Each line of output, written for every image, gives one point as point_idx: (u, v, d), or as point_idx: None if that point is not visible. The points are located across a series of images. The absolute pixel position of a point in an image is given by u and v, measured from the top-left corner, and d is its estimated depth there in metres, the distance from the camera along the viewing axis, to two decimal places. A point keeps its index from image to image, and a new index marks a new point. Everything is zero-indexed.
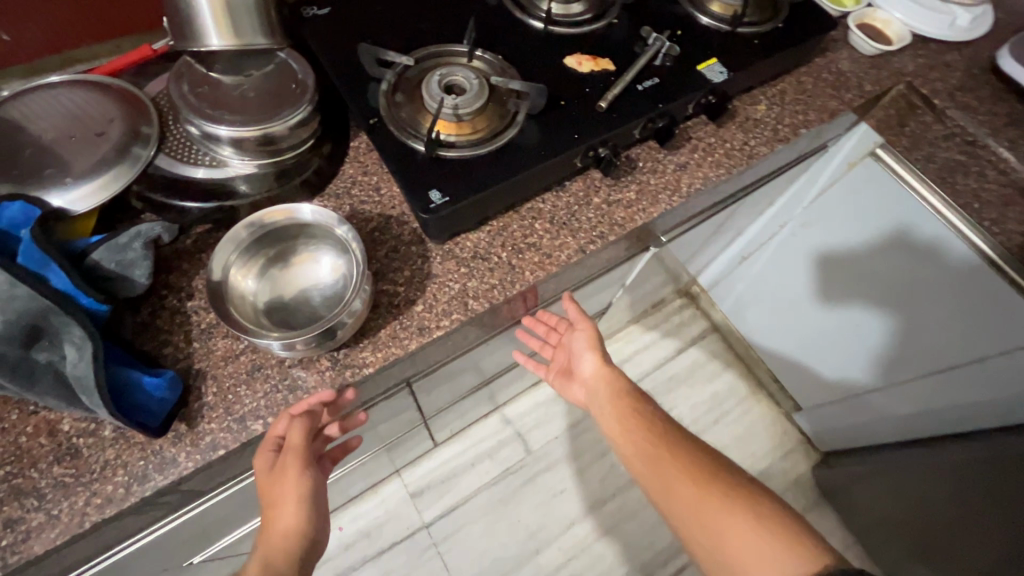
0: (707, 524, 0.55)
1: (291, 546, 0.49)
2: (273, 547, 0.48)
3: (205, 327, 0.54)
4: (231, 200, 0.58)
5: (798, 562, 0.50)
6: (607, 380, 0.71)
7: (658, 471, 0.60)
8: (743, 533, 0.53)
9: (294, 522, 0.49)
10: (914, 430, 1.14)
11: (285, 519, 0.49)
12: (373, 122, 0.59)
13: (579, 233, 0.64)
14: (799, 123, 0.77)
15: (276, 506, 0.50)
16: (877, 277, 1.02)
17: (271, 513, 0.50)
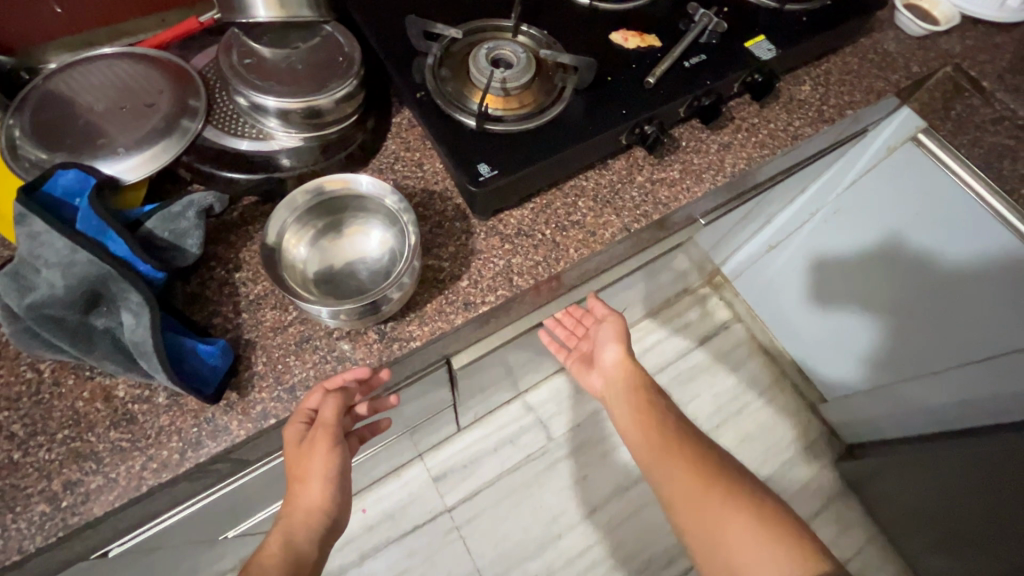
0: (710, 523, 0.54)
1: (312, 523, 0.50)
2: (297, 523, 0.49)
3: (253, 298, 0.54)
4: (277, 172, 0.58)
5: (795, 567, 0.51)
6: (625, 369, 0.69)
7: (665, 467, 0.59)
8: (745, 535, 0.53)
9: (318, 501, 0.50)
10: (942, 424, 1.13)
11: (311, 496, 0.50)
12: (419, 96, 0.59)
13: (623, 212, 0.63)
14: (844, 104, 0.76)
15: (303, 481, 0.50)
16: (909, 265, 1.01)
17: (298, 488, 0.50)
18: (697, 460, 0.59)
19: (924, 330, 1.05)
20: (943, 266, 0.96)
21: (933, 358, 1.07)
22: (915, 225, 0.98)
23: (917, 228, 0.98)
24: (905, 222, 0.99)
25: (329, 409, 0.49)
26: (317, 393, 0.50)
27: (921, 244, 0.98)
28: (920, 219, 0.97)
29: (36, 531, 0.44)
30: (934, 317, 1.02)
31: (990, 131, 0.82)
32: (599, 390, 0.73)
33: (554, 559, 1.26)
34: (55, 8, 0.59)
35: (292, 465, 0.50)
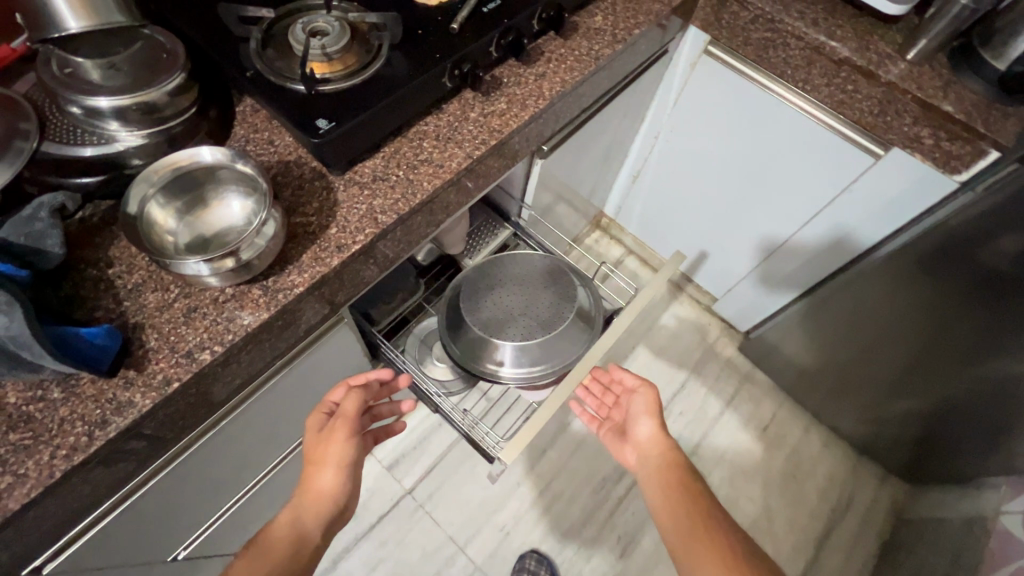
0: None
1: (322, 503, 0.68)
2: (309, 497, 0.68)
3: (132, 286, 0.57)
4: (130, 170, 0.62)
5: None
6: (659, 446, 0.82)
7: (696, 554, 0.67)
8: None
9: (331, 484, 0.69)
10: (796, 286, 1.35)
11: (326, 481, 0.69)
12: (249, 75, 0.64)
13: (464, 143, 0.72)
14: (632, 25, 0.90)
15: (320, 464, 0.70)
16: (740, 157, 1.23)
17: (317, 471, 0.70)
18: (727, 553, 0.66)
19: (767, 209, 1.28)
20: (763, 151, 1.17)
21: (779, 230, 1.29)
22: (733, 124, 1.18)
23: (733, 125, 1.18)
24: (725, 123, 1.19)
25: (350, 402, 0.75)
26: (339, 392, 0.77)
27: (743, 139, 1.19)
28: (733, 118, 1.17)
29: None
30: (771, 195, 1.24)
31: (753, 29, 1.00)
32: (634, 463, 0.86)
33: (518, 506, 1.34)
34: None
35: (312, 449, 0.72)
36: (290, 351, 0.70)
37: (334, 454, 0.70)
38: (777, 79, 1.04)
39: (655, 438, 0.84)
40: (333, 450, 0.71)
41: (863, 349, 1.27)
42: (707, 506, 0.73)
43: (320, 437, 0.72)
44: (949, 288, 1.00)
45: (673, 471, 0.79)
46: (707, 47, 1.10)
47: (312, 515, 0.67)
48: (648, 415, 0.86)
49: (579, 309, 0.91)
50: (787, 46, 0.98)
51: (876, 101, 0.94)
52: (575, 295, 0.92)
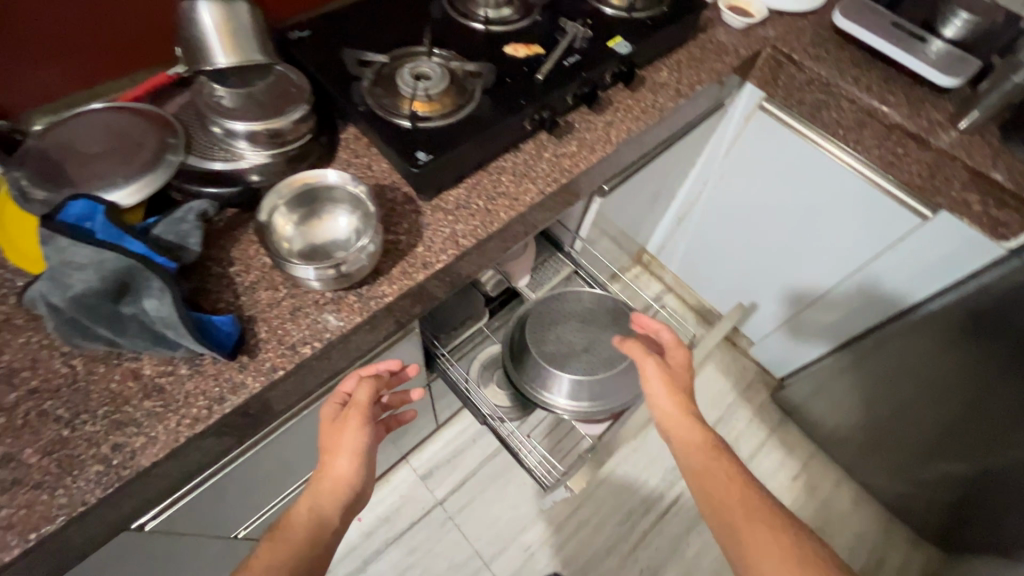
0: None
1: (338, 491, 0.64)
2: (324, 486, 0.64)
3: (248, 284, 0.66)
4: (248, 184, 0.71)
5: None
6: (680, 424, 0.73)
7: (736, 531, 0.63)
8: None
9: (345, 472, 0.64)
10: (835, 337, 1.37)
11: (339, 468, 0.64)
12: (360, 109, 0.74)
13: (538, 180, 0.80)
14: (694, 82, 0.97)
15: (334, 453, 0.65)
16: (787, 208, 1.27)
17: (330, 459, 0.65)
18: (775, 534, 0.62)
19: (810, 259, 1.31)
20: (811, 203, 1.22)
21: (821, 279, 1.32)
22: (781, 176, 1.23)
23: (783, 178, 1.23)
24: (774, 175, 1.25)
25: (363, 391, 0.69)
26: (352, 380, 0.71)
27: (791, 191, 1.24)
28: (783, 171, 1.22)
29: (94, 485, 0.53)
30: (816, 246, 1.28)
31: (808, 91, 1.07)
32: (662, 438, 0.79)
33: (545, 528, 1.36)
34: (44, 76, 0.71)
35: (325, 438, 0.67)
36: (366, 354, 0.77)
37: (346, 442, 0.65)
38: (829, 138, 1.10)
39: (675, 414, 0.73)
40: (346, 439, 0.66)
41: (901, 408, 1.26)
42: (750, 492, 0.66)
43: (333, 427, 0.67)
44: (989, 354, 1.01)
45: (703, 452, 0.70)
46: (762, 103, 1.16)
47: (327, 505, 0.63)
48: (660, 388, 0.75)
49: None
50: (839, 108, 1.04)
51: (925, 165, 0.98)
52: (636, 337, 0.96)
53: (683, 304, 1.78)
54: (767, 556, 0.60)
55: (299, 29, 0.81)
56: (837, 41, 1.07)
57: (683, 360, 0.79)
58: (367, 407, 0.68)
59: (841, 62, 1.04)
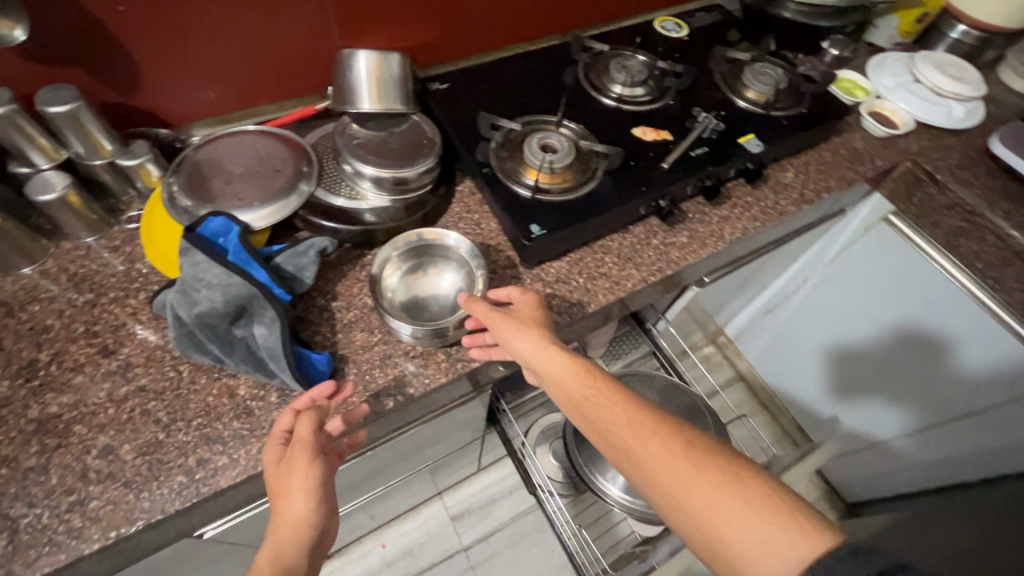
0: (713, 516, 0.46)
1: (299, 535, 0.49)
2: (280, 536, 0.49)
3: (347, 322, 0.68)
4: (364, 225, 0.73)
5: (796, 533, 0.44)
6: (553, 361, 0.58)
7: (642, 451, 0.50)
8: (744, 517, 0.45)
9: (302, 512, 0.50)
10: (939, 475, 1.25)
11: (294, 508, 0.50)
12: (485, 170, 0.75)
13: (642, 267, 0.78)
14: (821, 188, 0.92)
15: (285, 495, 0.51)
16: (895, 328, 1.16)
17: (281, 505, 0.51)
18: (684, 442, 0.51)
19: (914, 388, 1.19)
20: (924, 330, 1.11)
21: (925, 412, 1.20)
22: (894, 294, 1.13)
23: (896, 296, 1.13)
24: (886, 291, 1.14)
25: (303, 424, 0.54)
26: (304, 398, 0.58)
27: (903, 312, 1.13)
28: (898, 289, 1.11)
29: (174, 496, 0.55)
30: (923, 376, 1.16)
31: (946, 215, 0.99)
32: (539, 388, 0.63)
33: None
34: (210, 95, 0.77)
35: (270, 486, 0.53)
36: (439, 407, 0.77)
37: (296, 479, 0.51)
38: (962, 270, 0.98)
39: (538, 349, 0.60)
40: (297, 478, 0.52)
41: None
42: (632, 407, 0.54)
43: (282, 467, 0.53)
44: None
45: (579, 389, 0.56)
46: (888, 216, 1.07)
47: (290, 555, 0.48)
48: (513, 325, 0.61)
49: None
50: (981, 241, 0.95)
51: None
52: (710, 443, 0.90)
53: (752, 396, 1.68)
54: (659, 464, 0.49)
55: (439, 81, 0.84)
56: (990, 167, 0.99)
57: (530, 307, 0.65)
58: (314, 440, 0.54)
59: (991, 191, 0.95)
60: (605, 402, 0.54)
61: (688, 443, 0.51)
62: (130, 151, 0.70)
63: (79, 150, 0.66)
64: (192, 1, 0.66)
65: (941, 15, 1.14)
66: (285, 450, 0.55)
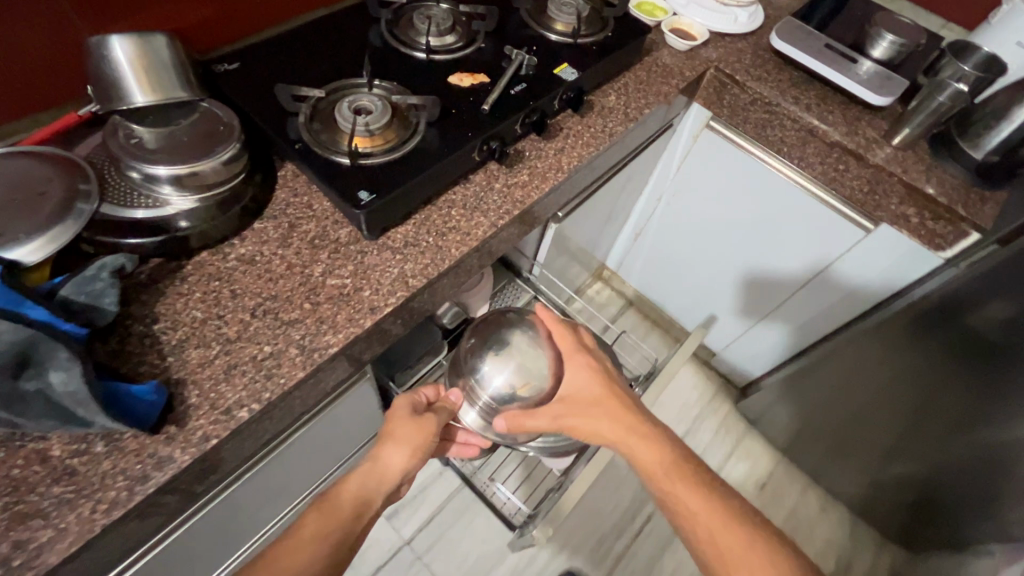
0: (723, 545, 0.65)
1: (390, 476, 0.75)
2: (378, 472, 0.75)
3: (176, 343, 0.60)
4: (175, 232, 0.64)
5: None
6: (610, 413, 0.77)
7: (685, 491, 0.69)
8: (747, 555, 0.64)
9: (401, 461, 0.76)
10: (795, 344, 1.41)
11: (396, 458, 0.76)
12: (298, 146, 0.69)
13: (489, 213, 0.78)
14: (642, 105, 0.97)
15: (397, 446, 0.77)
16: (737, 223, 1.30)
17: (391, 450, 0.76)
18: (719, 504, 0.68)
19: (763, 272, 1.34)
20: (759, 219, 1.25)
21: (773, 291, 1.35)
22: (732, 194, 1.25)
23: (734, 195, 1.25)
24: (724, 191, 1.27)
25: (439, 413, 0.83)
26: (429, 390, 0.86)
27: (741, 206, 1.26)
28: (731, 190, 1.25)
29: None
30: (768, 259, 1.30)
31: (752, 110, 1.09)
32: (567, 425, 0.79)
33: (517, 559, 1.32)
34: None
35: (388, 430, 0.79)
36: (314, 408, 0.72)
37: (411, 440, 0.78)
38: (775, 155, 1.13)
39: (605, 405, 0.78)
40: (414, 440, 0.78)
41: (858, 419, 1.32)
42: (705, 496, 0.68)
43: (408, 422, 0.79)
44: (932, 359, 1.05)
45: (661, 475, 0.71)
46: (710, 123, 1.18)
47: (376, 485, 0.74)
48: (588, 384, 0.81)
49: None
50: (783, 127, 1.06)
51: (865, 180, 1.02)
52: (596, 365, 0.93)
53: (642, 317, 1.80)
54: (695, 509, 0.68)
55: (227, 61, 0.76)
56: (776, 61, 1.10)
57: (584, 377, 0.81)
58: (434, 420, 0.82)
59: (781, 82, 1.07)
60: (682, 492, 0.69)
61: (753, 534, 0.65)
62: None
63: None
64: None
65: None
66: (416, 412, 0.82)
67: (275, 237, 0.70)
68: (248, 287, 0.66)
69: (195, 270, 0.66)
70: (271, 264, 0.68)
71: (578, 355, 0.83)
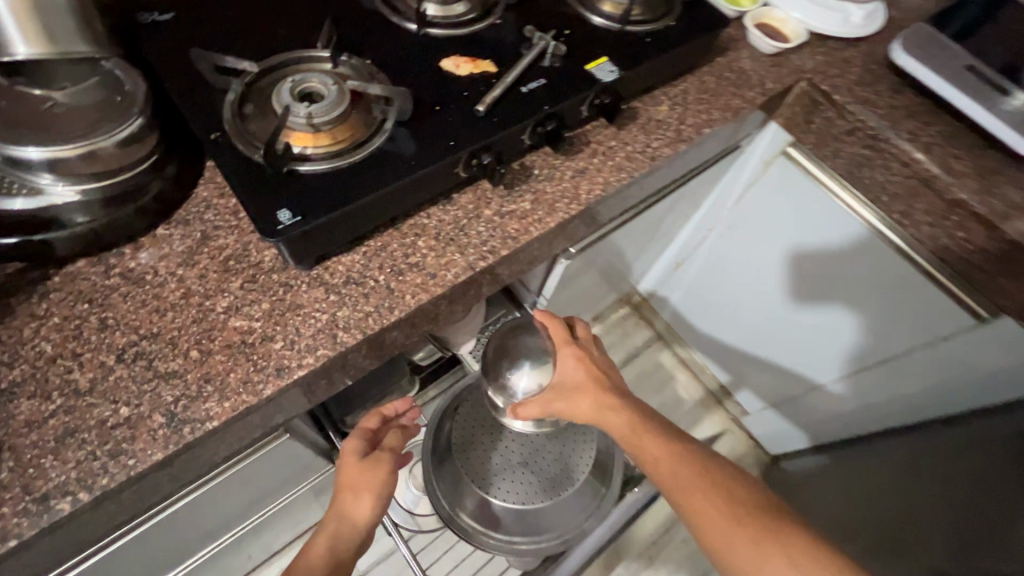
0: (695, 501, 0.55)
1: (356, 532, 0.60)
2: (342, 525, 0.60)
3: (7, 387, 0.45)
4: (64, 229, 0.49)
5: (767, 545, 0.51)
6: (588, 382, 0.64)
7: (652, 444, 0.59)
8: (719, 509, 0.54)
9: (368, 512, 0.61)
10: (856, 427, 1.13)
11: (362, 509, 0.61)
12: (214, 136, 0.52)
13: (468, 249, 0.58)
14: (702, 122, 0.74)
15: (358, 494, 0.61)
16: (802, 276, 1.04)
17: (353, 500, 0.61)
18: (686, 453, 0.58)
19: (824, 339, 1.08)
20: (831, 277, 0.98)
21: (834, 365, 1.09)
22: (801, 240, 0.99)
23: (804, 242, 0.99)
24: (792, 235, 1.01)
25: (395, 439, 0.68)
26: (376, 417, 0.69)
27: (810, 256, 1.00)
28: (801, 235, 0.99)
29: None
30: (834, 327, 1.04)
31: (847, 142, 0.83)
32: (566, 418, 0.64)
33: None
34: None
35: (345, 476, 0.63)
36: (191, 484, 0.54)
37: (376, 484, 0.62)
38: (867, 204, 0.87)
39: (581, 380, 0.65)
40: (378, 481, 0.63)
41: None
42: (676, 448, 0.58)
43: (362, 466, 0.63)
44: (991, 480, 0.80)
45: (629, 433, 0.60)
46: (788, 150, 0.93)
47: (344, 544, 0.59)
48: (568, 363, 0.66)
49: (595, 469, 0.75)
50: (887, 170, 0.80)
51: (991, 257, 0.75)
52: (590, 451, 0.75)
53: (671, 354, 1.55)
54: (663, 458, 0.58)
55: (159, 11, 0.59)
56: (892, 81, 0.84)
57: (569, 363, 0.66)
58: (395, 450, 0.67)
59: (895, 110, 0.81)
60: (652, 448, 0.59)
61: (724, 478, 0.56)
62: None
63: None
64: None
65: None
66: (365, 446, 0.66)
67: (179, 251, 0.54)
68: (125, 318, 0.50)
69: (64, 285, 0.51)
70: (161, 288, 0.51)
71: (568, 344, 0.66)
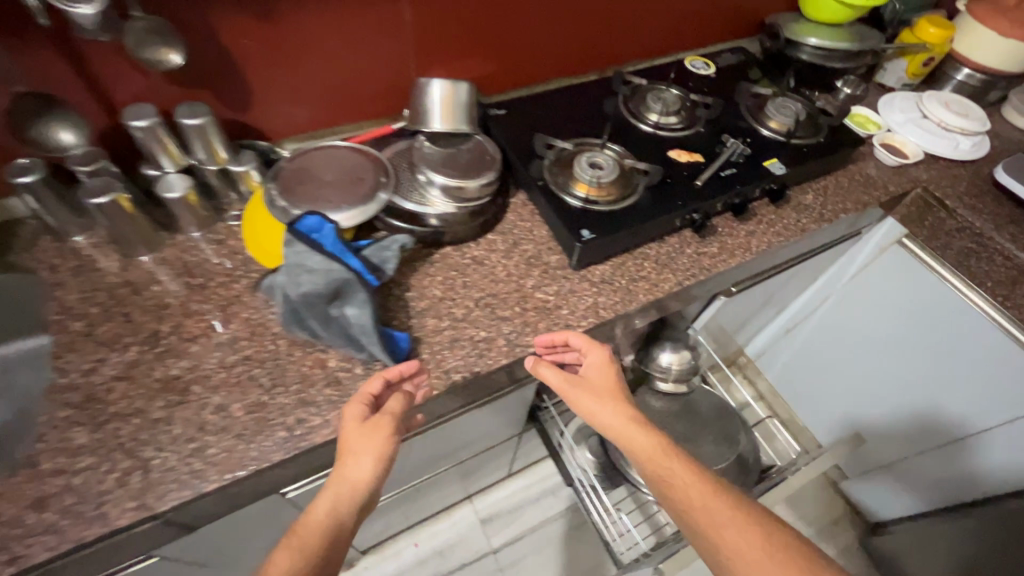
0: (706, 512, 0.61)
1: (357, 496, 0.58)
2: (342, 490, 0.58)
3: (420, 309, 0.78)
4: (426, 226, 0.82)
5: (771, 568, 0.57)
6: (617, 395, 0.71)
7: (666, 461, 0.65)
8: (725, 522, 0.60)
9: (365, 476, 0.59)
10: (960, 494, 1.24)
11: (360, 472, 0.59)
12: (540, 184, 0.86)
13: (678, 272, 0.87)
14: (839, 210, 1.01)
15: (355, 458, 0.60)
16: (914, 349, 1.20)
17: (350, 463, 0.59)
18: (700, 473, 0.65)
19: (934, 408, 1.22)
20: (939, 349, 1.14)
21: (941, 432, 1.22)
22: (916, 318, 1.16)
23: (914, 318, 1.16)
24: (905, 314, 1.18)
25: (395, 401, 0.65)
26: (379, 381, 0.66)
27: (920, 331, 1.16)
28: (912, 314, 1.16)
29: (279, 448, 0.64)
30: (940, 394, 1.19)
31: (956, 237, 1.05)
32: (586, 410, 0.70)
33: None
34: (304, 116, 0.88)
35: (344, 437, 0.62)
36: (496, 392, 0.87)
37: (374, 447, 0.60)
38: (973, 289, 1.03)
39: (608, 390, 0.71)
40: (375, 444, 0.61)
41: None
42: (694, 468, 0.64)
43: (361, 430, 0.62)
44: None
45: (650, 453, 0.65)
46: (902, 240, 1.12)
47: (345, 510, 0.57)
48: (598, 369, 0.74)
49: (739, 456, 1.00)
50: (990, 262, 1.01)
51: None
52: (738, 440, 1.02)
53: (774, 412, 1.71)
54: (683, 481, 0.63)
55: (497, 107, 0.96)
56: (996, 195, 1.08)
57: (600, 362, 0.74)
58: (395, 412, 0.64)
59: (998, 217, 1.04)
60: (671, 467, 0.64)
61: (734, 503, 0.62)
62: (238, 160, 0.81)
63: (201, 157, 0.78)
64: (311, 33, 0.78)
65: (944, 60, 1.27)
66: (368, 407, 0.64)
67: (501, 249, 0.87)
68: (476, 282, 0.82)
69: (441, 259, 0.84)
70: (495, 268, 0.84)
71: (597, 345, 0.74)
